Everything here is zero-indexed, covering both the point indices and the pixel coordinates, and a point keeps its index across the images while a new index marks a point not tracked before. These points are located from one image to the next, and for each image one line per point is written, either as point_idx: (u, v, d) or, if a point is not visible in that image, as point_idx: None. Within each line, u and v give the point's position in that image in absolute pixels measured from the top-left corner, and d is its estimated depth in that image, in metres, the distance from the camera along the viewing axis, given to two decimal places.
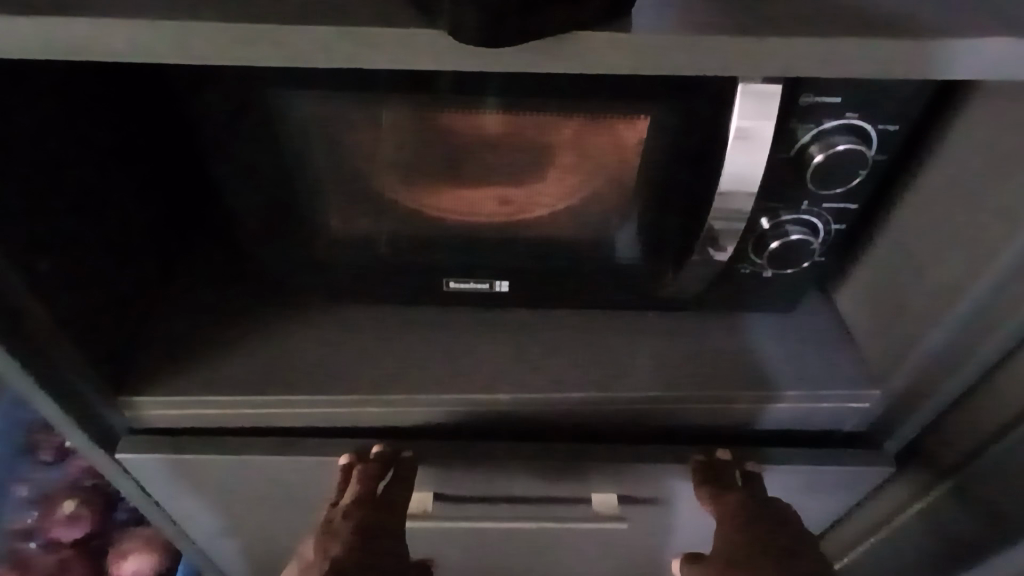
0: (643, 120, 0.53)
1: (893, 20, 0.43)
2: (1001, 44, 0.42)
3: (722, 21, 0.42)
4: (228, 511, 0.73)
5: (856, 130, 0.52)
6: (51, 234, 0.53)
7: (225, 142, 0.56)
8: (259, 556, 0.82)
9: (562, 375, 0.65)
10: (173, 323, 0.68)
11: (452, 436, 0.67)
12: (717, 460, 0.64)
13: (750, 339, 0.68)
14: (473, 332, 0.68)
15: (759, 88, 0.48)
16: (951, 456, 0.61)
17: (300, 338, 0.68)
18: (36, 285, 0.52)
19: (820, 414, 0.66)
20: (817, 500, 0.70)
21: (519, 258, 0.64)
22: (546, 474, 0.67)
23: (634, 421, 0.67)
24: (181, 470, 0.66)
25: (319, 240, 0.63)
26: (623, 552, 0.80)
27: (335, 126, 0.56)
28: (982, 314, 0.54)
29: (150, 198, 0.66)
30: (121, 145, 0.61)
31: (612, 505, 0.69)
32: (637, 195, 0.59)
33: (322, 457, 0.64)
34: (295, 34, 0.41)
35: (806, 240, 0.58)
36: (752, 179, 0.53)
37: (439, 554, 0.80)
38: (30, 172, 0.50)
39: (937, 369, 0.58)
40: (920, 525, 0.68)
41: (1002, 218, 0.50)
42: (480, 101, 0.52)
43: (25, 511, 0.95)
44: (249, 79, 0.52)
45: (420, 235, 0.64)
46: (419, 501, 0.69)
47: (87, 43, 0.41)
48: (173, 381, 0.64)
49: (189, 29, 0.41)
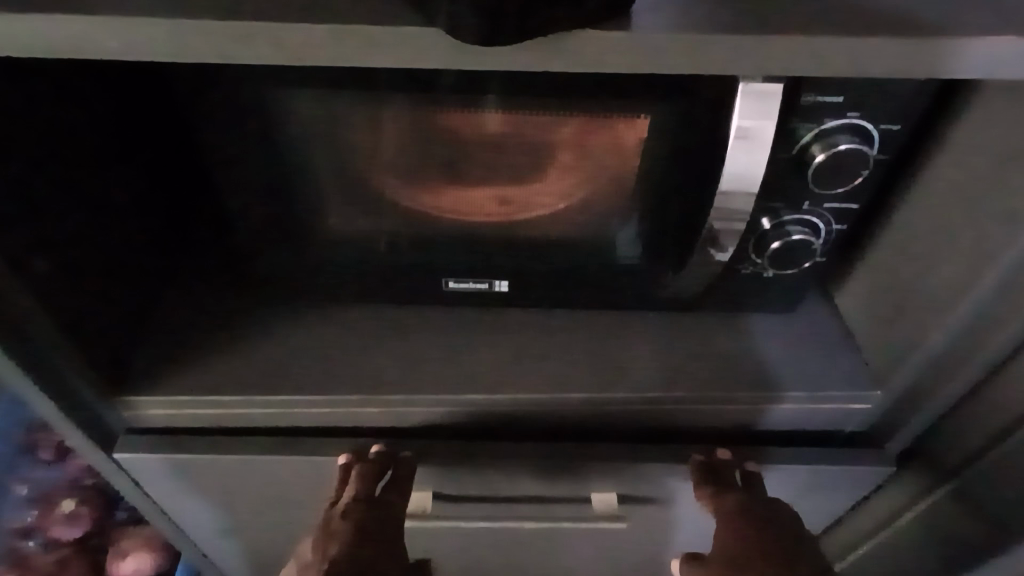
0: (642, 120, 0.53)
1: (895, 19, 0.43)
2: (1004, 44, 0.42)
3: (722, 20, 0.42)
4: (226, 511, 0.73)
5: (858, 130, 0.51)
6: (51, 236, 0.53)
7: (224, 142, 0.55)
8: (259, 556, 0.82)
9: (563, 376, 0.65)
10: (174, 325, 0.68)
11: (451, 436, 0.67)
12: (718, 461, 0.63)
13: (751, 339, 0.68)
14: (472, 333, 0.68)
15: (760, 88, 0.48)
16: (952, 457, 0.61)
17: (298, 338, 0.67)
18: (36, 286, 0.52)
19: (821, 415, 0.66)
20: (817, 500, 0.70)
21: (518, 258, 0.64)
22: (545, 475, 0.67)
23: (633, 422, 0.67)
24: (179, 470, 0.65)
25: (317, 240, 0.63)
26: (623, 552, 0.80)
27: (334, 126, 0.55)
28: (984, 316, 0.53)
29: (150, 198, 0.66)
30: (120, 146, 0.61)
31: (612, 504, 0.69)
32: (637, 196, 0.59)
33: (320, 457, 0.63)
34: (292, 34, 0.40)
35: (807, 240, 0.58)
36: (753, 179, 0.53)
37: (439, 554, 0.79)
38: (30, 173, 0.50)
39: (940, 372, 0.58)
40: (921, 527, 0.67)
41: (1004, 220, 0.50)
42: (479, 101, 0.52)
43: (25, 510, 0.95)
44: (247, 78, 0.51)
45: (418, 235, 0.63)
46: (419, 500, 0.69)
47: (80, 43, 0.41)
48: (172, 381, 0.64)
49: (183, 28, 0.40)
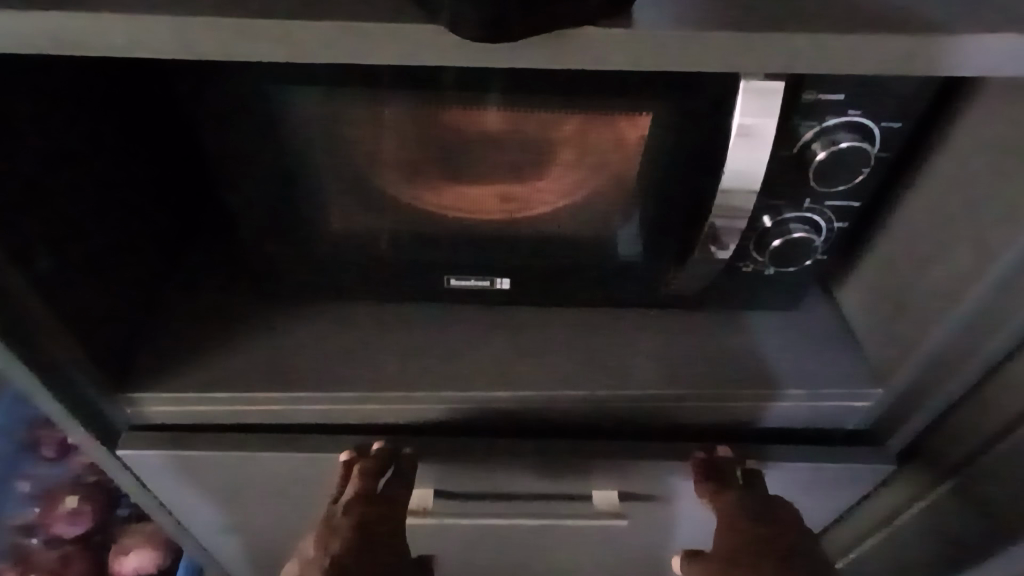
0: (645, 118, 0.53)
1: (896, 16, 0.43)
2: (1006, 41, 0.42)
3: (724, 17, 0.42)
4: (229, 508, 0.73)
5: (859, 127, 0.51)
6: (53, 232, 0.53)
7: (226, 140, 0.55)
8: (261, 553, 0.83)
9: (564, 373, 0.65)
10: (175, 322, 0.68)
11: (452, 433, 0.67)
12: (719, 458, 0.63)
13: (752, 336, 0.68)
14: (474, 330, 0.68)
15: (762, 84, 0.48)
16: (953, 455, 0.61)
17: (300, 335, 0.68)
18: (36, 282, 0.52)
19: (821, 412, 0.66)
20: (818, 498, 0.70)
21: (519, 255, 0.64)
22: (546, 472, 0.67)
23: (634, 419, 0.67)
24: (182, 466, 0.66)
25: (318, 237, 0.63)
26: (624, 549, 0.80)
27: (336, 123, 0.56)
28: (984, 314, 0.54)
29: (151, 195, 0.66)
30: (122, 142, 0.61)
31: (613, 503, 0.70)
32: (637, 193, 0.59)
33: (322, 454, 0.64)
34: (295, 31, 0.40)
35: (808, 237, 0.58)
36: (754, 177, 0.53)
37: (439, 551, 0.80)
38: (31, 169, 0.50)
39: (940, 370, 0.59)
40: (923, 525, 0.68)
41: (1004, 219, 0.50)
42: (482, 98, 0.52)
43: (26, 507, 0.95)
44: (250, 75, 0.51)
45: (420, 232, 0.63)
46: (420, 498, 0.69)
47: (85, 39, 0.41)
48: (174, 378, 0.64)
49: (185, 25, 0.40)
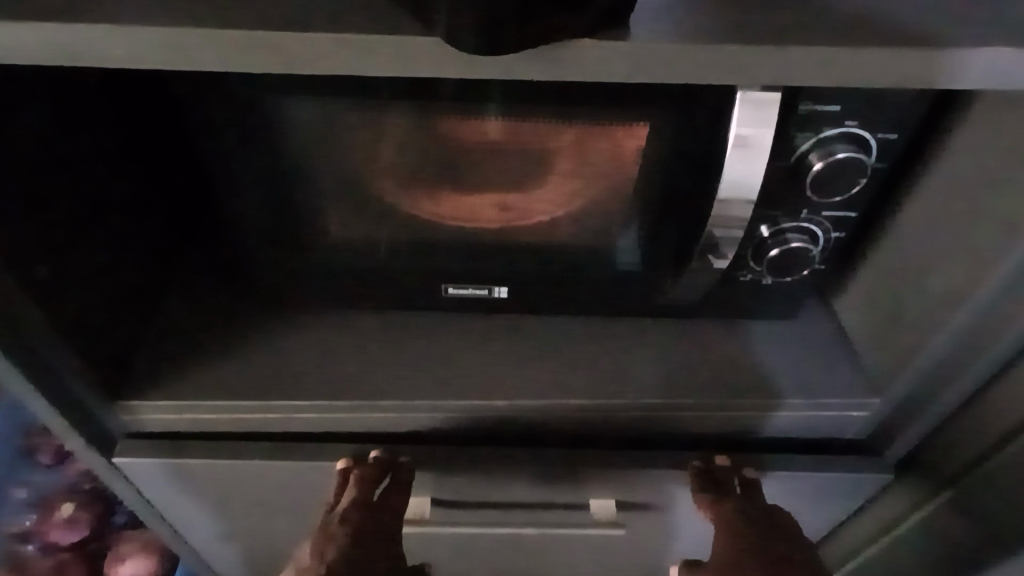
0: (641, 128, 0.53)
1: (894, 27, 0.43)
2: (1004, 52, 0.42)
3: (721, 29, 0.42)
4: (226, 515, 0.73)
5: (855, 138, 0.51)
6: (52, 240, 0.53)
7: (225, 148, 0.56)
8: (257, 561, 0.82)
9: (563, 381, 0.65)
10: (174, 328, 0.68)
11: (450, 441, 0.67)
12: (716, 467, 0.63)
13: (752, 347, 0.68)
14: (472, 340, 0.68)
15: (757, 96, 0.48)
16: (952, 465, 0.61)
17: (298, 343, 0.68)
18: (35, 290, 0.52)
19: (821, 423, 0.66)
20: (817, 508, 0.70)
21: (518, 264, 0.64)
22: (545, 481, 0.67)
23: (632, 428, 0.67)
24: (179, 474, 0.66)
25: (317, 244, 0.63)
26: (622, 557, 0.80)
27: (335, 133, 0.56)
28: (984, 322, 0.53)
29: (152, 202, 0.67)
30: (121, 149, 0.61)
31: (612, 512, 0.69)
32: (636, 204, 0.59)
33: (321, 462, 0.63)
34: (293, 42, 0.41)
35: (805, 247, 0.58)
36: (752, 186, 0.53)
37: (436, 559, 0.79)
38: (31, 178, 0.51)
39: (940, 377, 0.58)
40: (922, 535, 0.67)
41: (1003, 229, 0.50)
42: (481, 108, 0.52)
43: (23, 514, 0.95)
44: (247, 84, 0.51)
45: (419, 240, 0.63)
46: (418, 505, 0.69)
47: (83, 50, 0.41)
48: (172, 386, 0.64)
49: (184, 35, 0.41)
